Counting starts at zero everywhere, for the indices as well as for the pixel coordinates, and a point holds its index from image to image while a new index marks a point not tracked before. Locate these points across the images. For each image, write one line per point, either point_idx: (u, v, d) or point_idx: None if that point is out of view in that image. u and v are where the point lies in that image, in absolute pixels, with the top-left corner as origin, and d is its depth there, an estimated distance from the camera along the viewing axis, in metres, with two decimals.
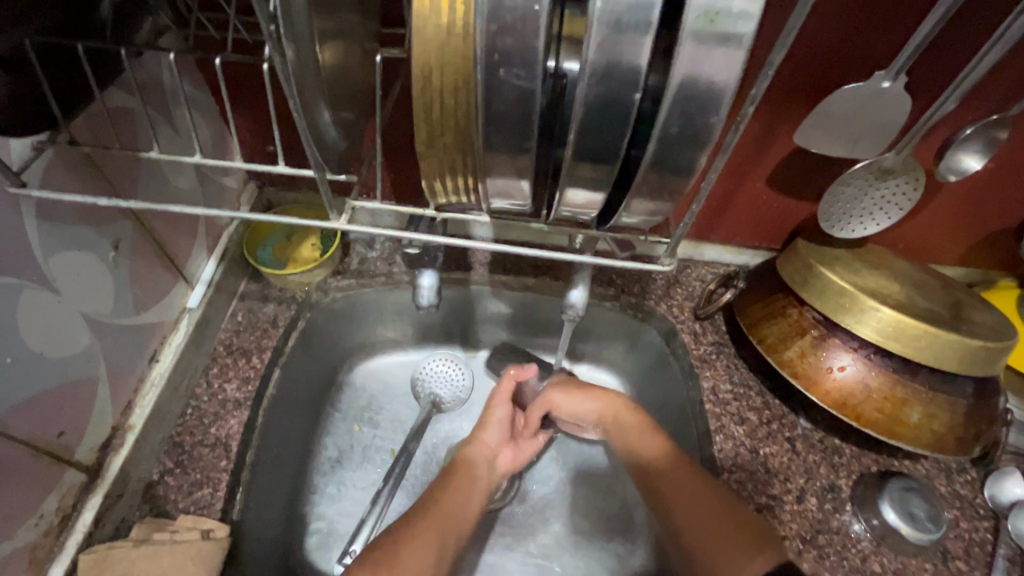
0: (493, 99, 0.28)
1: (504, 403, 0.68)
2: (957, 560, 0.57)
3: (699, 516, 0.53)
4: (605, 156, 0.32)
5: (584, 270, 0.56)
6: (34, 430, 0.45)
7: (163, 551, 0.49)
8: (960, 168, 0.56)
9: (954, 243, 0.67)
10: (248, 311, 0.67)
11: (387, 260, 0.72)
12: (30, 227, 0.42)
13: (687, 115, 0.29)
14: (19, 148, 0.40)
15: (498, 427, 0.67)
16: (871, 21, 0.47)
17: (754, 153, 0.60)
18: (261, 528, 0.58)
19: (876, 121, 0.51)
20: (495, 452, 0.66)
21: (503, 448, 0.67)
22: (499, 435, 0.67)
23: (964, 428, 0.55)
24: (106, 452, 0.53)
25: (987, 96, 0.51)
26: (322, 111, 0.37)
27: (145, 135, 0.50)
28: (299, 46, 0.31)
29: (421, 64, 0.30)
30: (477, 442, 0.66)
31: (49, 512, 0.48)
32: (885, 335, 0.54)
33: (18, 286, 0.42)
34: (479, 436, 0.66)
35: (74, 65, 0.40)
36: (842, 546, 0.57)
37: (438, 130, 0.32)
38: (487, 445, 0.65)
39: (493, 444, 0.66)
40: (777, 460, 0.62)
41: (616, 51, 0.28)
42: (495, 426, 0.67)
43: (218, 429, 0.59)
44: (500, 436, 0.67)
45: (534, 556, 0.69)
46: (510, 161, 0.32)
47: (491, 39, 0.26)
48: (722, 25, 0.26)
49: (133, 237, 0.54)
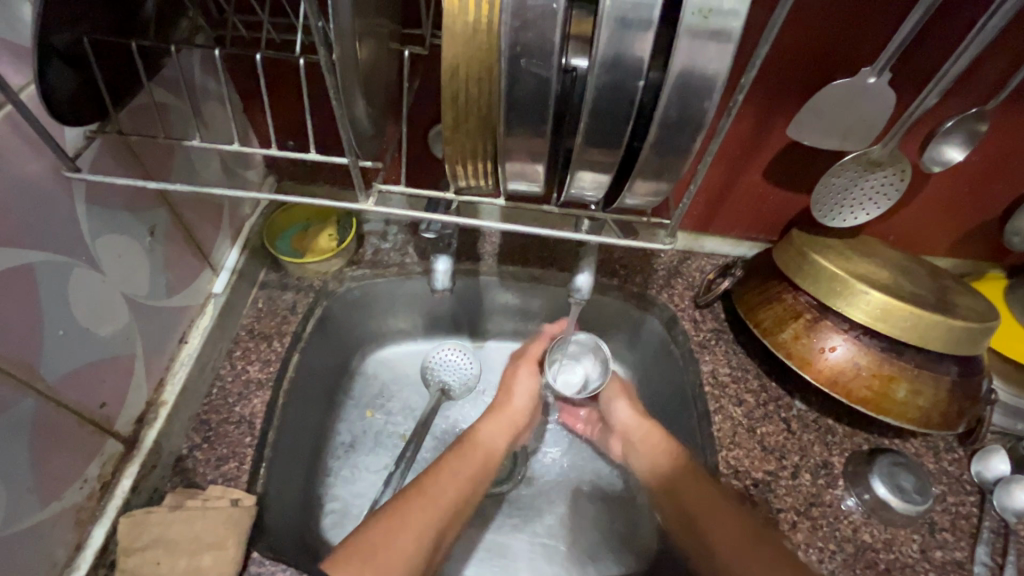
0: (514, 87, 0.32)
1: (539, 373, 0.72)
2: (944, 532, 0.60)
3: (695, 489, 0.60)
4: (611, 141, 0.36)
5: (589, 256, 0.59)
6: (80, 399, 0.48)
7: (196, 516, 0.52)
8: (943, 159, 0.59)
9: (942, 233, 0.71)
10: (268, 299, 0.71)
11: (400, 251, 0.76)
12: (79, 210, 0.46)
13: (684, 101, 0.33)
14: (72, 138, 0.44)
15: (526, 398, 0.70)
16: (859, 22, 0.51)
17: (751, 147, 0.63)
18: (282, 500, 0.61)
19: (862, 117, 0.55)
20: (517, 425, 0.68)
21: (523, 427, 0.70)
22: (523, 409, 0.69)
23: (948, 404, 0.59)
24: (141, 426, 0.56)
25: (968, 91, 0.55)
26: (358, 102, 0.40)
27: (180, 128, 0.54)
28: (344, 43, 0.35)
29: (450, 57, 0.33)
30: (497, 417, 0.67)
31: (91, 478, 0.51)
32: (873, 317, 0.58)
33: (70, 264, 0.45)
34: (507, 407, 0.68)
35: (122, 59, 0.44)
36: (834, 518, 0.60)
37: (462, 116, 0.36)
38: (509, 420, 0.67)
39: (512, 417, 0.68)
40: (773, 438, 0.65)
41: (622, 45, 0.31)
42: (523, 394, 0.70)
43: (242, 408, 0.62)
44: (526, 409, 0.69)
45: (540, 536, 0.72)
46: (528, 144, 0.35)
47: (514, 33, 0.30)
48: (715, 21, 0.30)
49: (167, 224, 0.57)
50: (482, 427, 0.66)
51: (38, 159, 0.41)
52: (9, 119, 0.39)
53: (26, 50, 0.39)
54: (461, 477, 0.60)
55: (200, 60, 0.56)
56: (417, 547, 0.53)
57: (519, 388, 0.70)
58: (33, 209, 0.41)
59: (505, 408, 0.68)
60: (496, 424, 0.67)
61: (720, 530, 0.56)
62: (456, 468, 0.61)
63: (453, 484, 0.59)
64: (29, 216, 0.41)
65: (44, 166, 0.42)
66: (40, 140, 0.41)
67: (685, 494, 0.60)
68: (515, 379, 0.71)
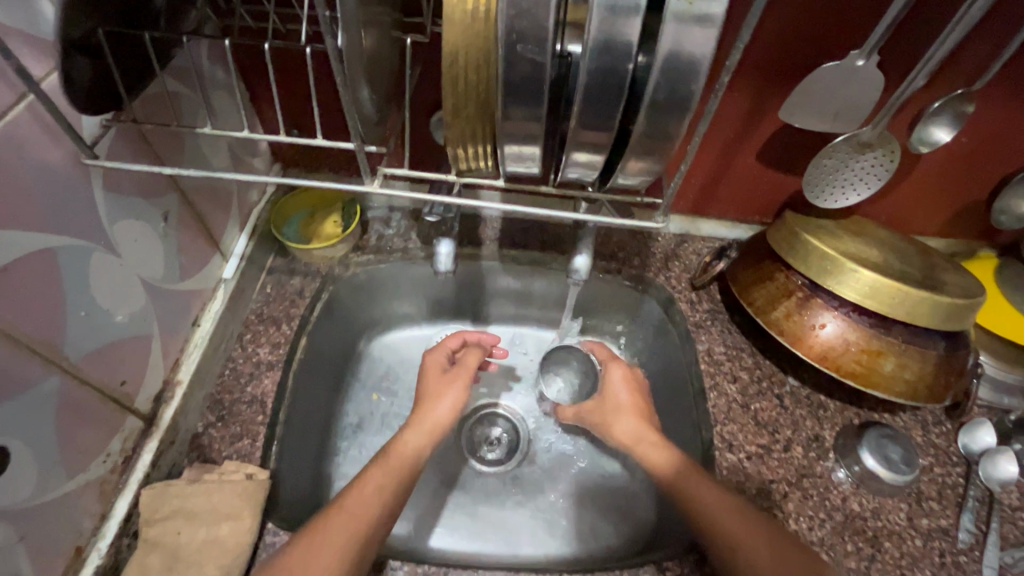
0: (511, 72, 0.34)
1: (462, 385, 0.70)
2: (930, 501, 0.63)
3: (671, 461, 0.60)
4: (604, 123, 0.38)
5: (587, 238, 0.62)
6: (102, 377, 0.50)
7: (213, 488, 0.55)
8: (931, 141, 0.61)
9: (933, 213, 0.73)
10: (276, 284, 0.73)
11: (403, 237, 0.78)
12: (98, 196, 0.48)
13: (672, 83, 0.35)
14: (89, 126, 0.45)
15: (450, 405, 0.67)
16: (847, 7, 0.52)
17: (742, 131, 0.65)
18: (293, 476, 0.63)
19: (851, 98, 0.56)
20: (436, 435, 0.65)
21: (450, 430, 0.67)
22: (449, 415, 0.67)
23: (934, 377, 0.61)
24: (159, 404, 0.59)
25: (955, 74, 0.56)
26: (364, 89, 0.42)
27: (188, 117, 0.56)
28: (350, 32, 0.37)
29: (450, 44, 0.35)
30: (419, 426, 0.64)
31: (114, 452, 0.54)
32: (863, 294, 0.59)
33: (89, 248, 0.47)
34: (422, 421, 0.65)
35: (133, 47, 0.45)
36: (824, 489, 0.63)
37: (462, 101, 0.38)
38: (433, 421, 0.65)
39: (433, 425, 0.65)
40: (767, 414, 0.67)
41: (612, 30, 0.33)
42: (449, 402, 0.68)
43: (253, 388, 0.65)
44: (450, 414, 0.67)
45: (543, 511, 0.74)
46: (525, 125, 0.37)
47: (510, 20, 0.32)
48: (699, 7, 0.32)
49: (179, 210, 0.59)
50: (404, 438, 0.63)
51: (58, 149, 0.43)
52: (31, 108, 0.40)
53: (46, 43, 0.40)
54: (384, 489, 0.57)
55: (206, 50, 0.57)
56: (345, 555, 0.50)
57: (444, 400, 0.67)
58: (51, 192, 0.43)
59: (426, 418, 0.65)
60: (419, 434, 0.63)
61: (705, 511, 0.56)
62: (381, 480, 0.57)
63: (377, 492, 0.56)
64: (48, 201, 0.43)
65: (64, 154, 0.43)
66: (60, 130, 0.42)
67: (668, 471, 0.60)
68: (444, 389, 0.69)
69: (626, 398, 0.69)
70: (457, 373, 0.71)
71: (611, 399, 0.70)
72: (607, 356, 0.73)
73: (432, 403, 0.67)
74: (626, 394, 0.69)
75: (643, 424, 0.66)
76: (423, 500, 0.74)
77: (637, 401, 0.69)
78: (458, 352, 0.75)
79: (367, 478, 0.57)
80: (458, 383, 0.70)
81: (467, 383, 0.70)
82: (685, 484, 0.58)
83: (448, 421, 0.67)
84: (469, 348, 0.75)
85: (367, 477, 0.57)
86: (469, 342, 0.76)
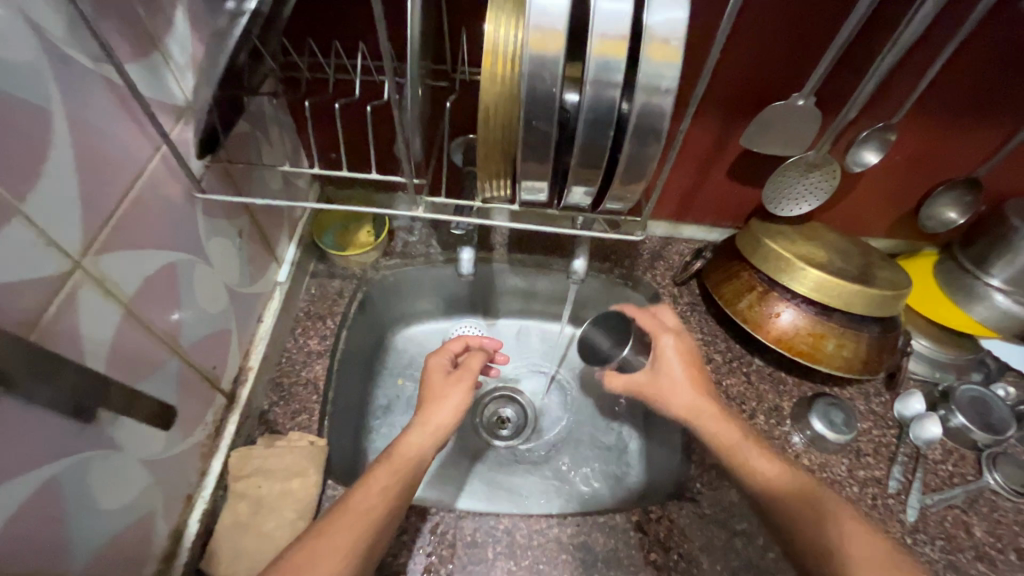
0: (529, 130, 0.47)
1: (461, 391, 0.71)
2: (867, 456, 0.76)
3: (723, 428, 0.68)
4: (596, 161, 0.51)
5: (583, 246, 0.75)
6: (202, 360, 0.63)
7: (286, 451, 0.68)
8: (862, 161, 0.74)
9: (877, 220, 0.87)
10: (319, 286, 0.86)
11: (425, 243, 0.91)
12: (201, 220, 0.60)
13: (643, 133, 0.48)
14: (197, 166, 0.57)
15: (451, 409, 0.69)
16: (791, 58, 0.65)
17: (713, 153, 0.78)
18: (340, 446, 0.77)
19: (797, 128, 0.69)
20: (440, 437, 0.67)
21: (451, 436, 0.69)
22: (451, 420, 0.68)
23: (868, 355, 0.74)
24: (237, 384, 0.72)
25: (879, 108, 0.69)
26: (414, 137, 0.55)
27: (257, 151, 0.68)
28: (410, 98, 0.50)
29: (485, 107, 0.48)
30: (422, 428, 0.67)
31: (209, 422, 0.66)
32: (811, 287, 0.72)
33: (195, 261, 0.60)
34: (426, 421, 0.67)
35: (235, 104, 0.58)
36: (781, 448, 0.76)
37: (492, 147, 0.51)
38: (438, 424, 0.68)
39: (437, 429, 0.67)
40: (736, 388, 0.81)
41: (600, 98, 0.46)
42: (451, 407, 0.69)
43: (307, 372, 0.78)
44: (452, 416, 0.69)
45: (549, 477, 0.88)
46: (538, 166, 0.50)
47: (530, 96, 0.45)
48: (660, 83, 0.45)
49: (247, 227, 0.72)
50: (409, 439, 0.66)
51: (178, 185, 0.55)
52: (164, 157, 0.53)
53: (173, 105, 0.53)
54: (390, 489, 0.60)
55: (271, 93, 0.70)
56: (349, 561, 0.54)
57: (445, 405, 0.69)
58: (175, 219, 0.55)
59: (428, 419, 0.68)
60: (423, 436, 0.66)
61: (761, 470, 0.64)
62: (387, 482, 0.61)
63: (382, 494, 0.59)
64: (173, 225, 0.55)
65: (181, 189, 0.56)
66: (180, 169, 0.54)
67: (719, 438, 0.68)
68: (448, 391, 0.71)
69: (685, 378, 0.73)
70: (461, 375, 0.73)
71: (667, 379, 0.74)
72: (656, 326, 0.76)
73: (435, 409, 0.69)
74: (680, 374, 0.73)
75: (702, 398, 0.71)
76: (448, 468, 0.87)
77: (692, 376, 0.73)
78: (462, 355, 0.79)
79: (372, 479, 0.60)
80: (460, 392, 0.71)
81: (467, 391, 0.71)
82: (738, 450, 0.66)
83: (450, 425, 0.68)
84: (472, 352, 0.79)
85: (372, 479, 0.61)
86: (473, 346, 0.81)
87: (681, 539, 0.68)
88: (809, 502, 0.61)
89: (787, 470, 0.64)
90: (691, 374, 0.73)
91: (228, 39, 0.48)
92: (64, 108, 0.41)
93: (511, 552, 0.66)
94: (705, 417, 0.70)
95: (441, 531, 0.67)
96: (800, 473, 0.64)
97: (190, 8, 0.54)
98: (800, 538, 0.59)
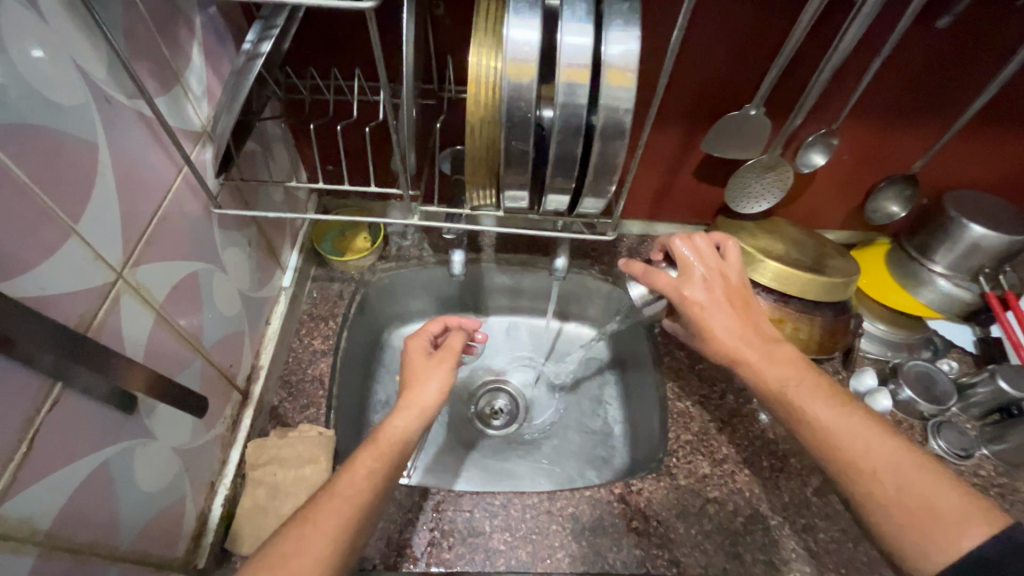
0: (509, 147, 0.54)
1: (438, 374, 0.72)
2: None
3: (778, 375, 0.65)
4: (568, 170, 0.58)
5: (563, 246, 0.83)
6: (219, 359, 0.69)
7: (297, 441, 0.74)
8: (810, 162, 0.83)
9: (830, 214, 0.95)
10: (320, 289, 0.93)
11: (418, 247, 0.98)
12: (217, 233, 0.67)
13: (607, 146, 0.55)
14: (212, 184, 0.63)
15: (437, 384, 0.72)
16: (742, 72, 0.73)
17: (679, 157, 0.86)
18: (346, 436, 0.83)
19: (752, 133, 0.76)
20: (424, 419, 0.69)
21: (434, 416, 0.71)
22: (436, 396, 0.71)
23: (821, 336, 0.82)
24: (250, 381, 0.78)
25: (822, 114, 0.78)
26: (409, 153, 0.62)
27: (262, 167, 0.75)
28: (405, 122, 0.57)
29: (470, 128, 0.55)
30: (407, 409, 0.69)
31: (227, 416, 0.73)
32: (769, 277, 0.80)
33: (213, 270, 0.66)
34: (409, 403, 0.69)
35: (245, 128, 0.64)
36: (749, 424, 0.84)
37: (478, 161, 0.58)
38: (423, 402, 0.70)
39: (418, 410, 0.69)
40: (708, 372, 0.89)
41: (568, 117, 0.53)
42: (434, 387, 0.71)
43: (313, 369, 0.84)
44: (438, 394, 0.71)
45: (540, 461, 0.94)
46: (518, 177, 0.57)
47: (508, 118, 0.52)
48: (618, 105, 0.52)
49: (255, 237, 0.78)
50: (394, 423, 0.67)
51: (197, 201, 0.61)
52: (185, 177, 0.59)
53: (191, 131, 0.59)
54: (376, 472, 0.62)
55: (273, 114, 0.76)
56: (337, 545, 0.57)
57: (429, 383, 0.71)
58: (196, 232, 0.61)
59: (415, 400, 0.70)
60: (409, 417, 0.68)
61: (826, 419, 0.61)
62: (372, 463, 0.63)
63: (367, 476, 0.62)
64: (193, 237, 0.61)
65: (199, 204, 0.62)
66: (199, 186, 0.61)
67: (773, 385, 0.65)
68: (432, 370, 0.73)
69: (728, 328, 0.67)
70: (444, 356, 0.75)
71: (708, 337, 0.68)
72: (671, 282, 0.71)
73: (417, 389, 0.70)
74: (720, 327, 0.67)
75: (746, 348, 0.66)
76: (446, 455, 0.94)
77: (734, 323, 0.68)
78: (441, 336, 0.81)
79: (358, 463, 0.63)
80: (438, 377, 0.72)
81: (447, 373, 0.73)
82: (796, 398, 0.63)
83: (435, 405, 0.70)
84: (451, 332, 0.79)
85: (359, 461, 0.63)
86: (451, 327, 0.81)
87: (659, 508, 0.75)
88: (877, 450, 0.58)
89: (850, 413, 0.61)
90: (731, 323, 0.68)
91: (243, 77, 0.55)
92: (106, 139, 0.48)
93: (506, 524, 0.73)
94: (752, 366, 0.66)
95: (441, 508, 0.74)
96: (869, 423, 0.60)
97: (203, 46, 0.60)
98: (873, 488, 0.57)
